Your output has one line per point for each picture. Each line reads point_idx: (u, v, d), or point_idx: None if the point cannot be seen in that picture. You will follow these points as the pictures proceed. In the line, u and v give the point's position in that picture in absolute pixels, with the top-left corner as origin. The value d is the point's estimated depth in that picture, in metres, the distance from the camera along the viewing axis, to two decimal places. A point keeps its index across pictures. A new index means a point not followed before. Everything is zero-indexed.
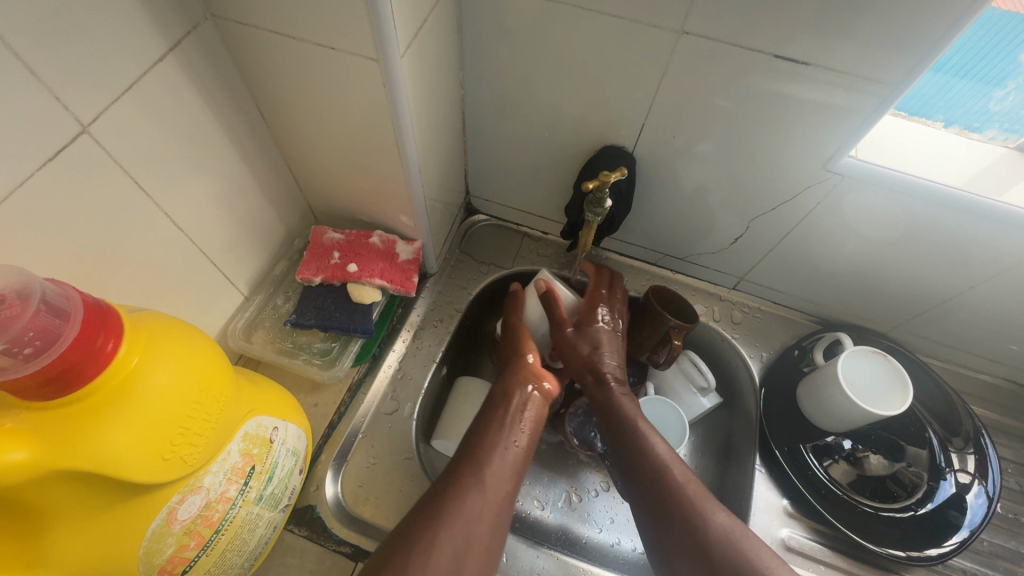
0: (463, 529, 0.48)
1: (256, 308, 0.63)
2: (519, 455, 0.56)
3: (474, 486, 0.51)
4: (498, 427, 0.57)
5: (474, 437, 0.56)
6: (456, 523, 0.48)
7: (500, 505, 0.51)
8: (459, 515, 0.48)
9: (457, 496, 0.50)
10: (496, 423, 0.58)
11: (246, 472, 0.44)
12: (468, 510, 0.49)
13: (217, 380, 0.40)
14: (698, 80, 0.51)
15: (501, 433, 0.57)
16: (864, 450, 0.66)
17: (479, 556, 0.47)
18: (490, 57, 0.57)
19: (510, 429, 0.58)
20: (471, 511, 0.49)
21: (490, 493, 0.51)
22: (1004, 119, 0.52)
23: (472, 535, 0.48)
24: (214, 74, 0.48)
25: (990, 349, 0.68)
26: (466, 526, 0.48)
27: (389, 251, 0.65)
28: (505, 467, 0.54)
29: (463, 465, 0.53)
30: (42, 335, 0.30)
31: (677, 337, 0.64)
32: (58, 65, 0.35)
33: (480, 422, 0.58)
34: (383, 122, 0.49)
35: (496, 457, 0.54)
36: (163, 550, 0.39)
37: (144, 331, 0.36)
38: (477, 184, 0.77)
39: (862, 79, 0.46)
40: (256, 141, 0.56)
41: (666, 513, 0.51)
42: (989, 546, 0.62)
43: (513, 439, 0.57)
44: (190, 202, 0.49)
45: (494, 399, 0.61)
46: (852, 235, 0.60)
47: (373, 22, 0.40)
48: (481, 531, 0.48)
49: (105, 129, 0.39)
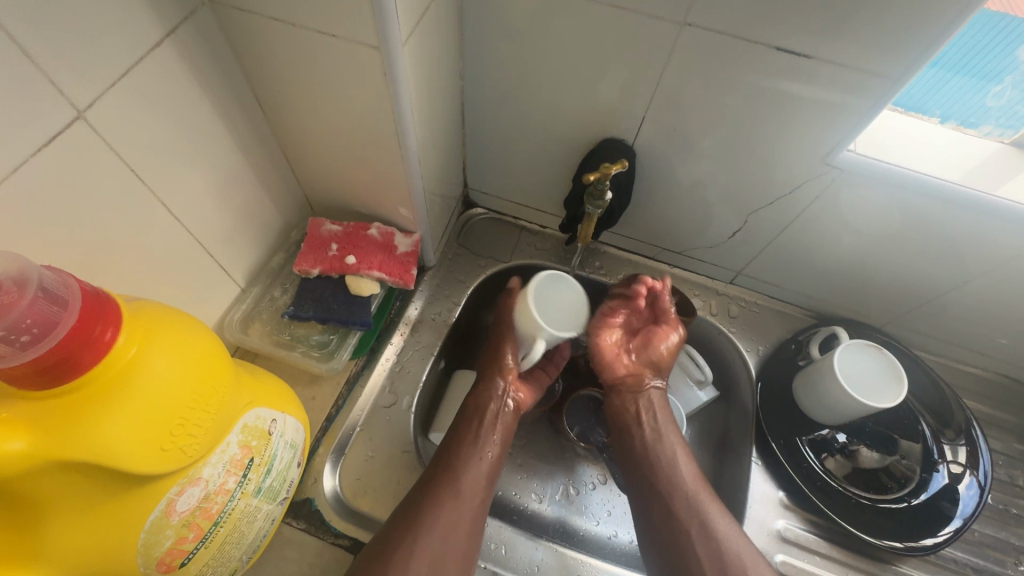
0: (439, 541, 0.50)
1: (253, 299, 0.63)
2: (492, 463, 0.57)
3: (449, 501, 0.52)
4: (471, 437, 0.58)
5: (446, 446, 0.57)
6: (435, 534, 0.50)
7: (474, 512, 0.53)
8: (436, 528, 0.51)
9: (434, 507, 0.52)
10: (472, 434, 0.58)
11: (245, 464, 0.44)
12: (444, 521, 0.51)
13: (216, 370, 0.39)
14: (699, 74, 0.51)
15: (474, 445, 0.57)
16: (856, 443, 0.66)
17: (454, 562, 0.50)
18: (490, 48, 0.57)
19: (482, 440, 0.58)
20: (447, 524, 0.51)
21: (465, 506, 0.53)
22: (1000, 114, 0.53)
23: (448, 545, 0.51)
24: (211, 60, 0.47)
25: (981, 343, 0.69)
26: (444, 537, 0.51)
27: (388, 243, 0.64)
28: (480, 481, 0.55)
29: (438, 476, 0.54)
30: (40, 323, 0.30)
31: (677, 330, 0.65)
32: (54, 50, 0.34)
33: (454, 432, 0.58)
34: (383, 112, 0.49)
35: (472, 466, 0.56)
36: (162, 542, 0.39)
37: (143, 320, 0.35)
38: (475, 176, 0.76)
39: (862, 74, 0.46)
40: (252, 130, 0.55)
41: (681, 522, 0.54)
42: (980, 536, 0.63)
43: (485, 450, 0.57)
44: (186, 191, 0.49)
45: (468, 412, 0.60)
46: (849, 231, 0.60)
47: (374, 8, 0.39)
48: (456, 541, 0.51)
49: (100, 115, 0.38)
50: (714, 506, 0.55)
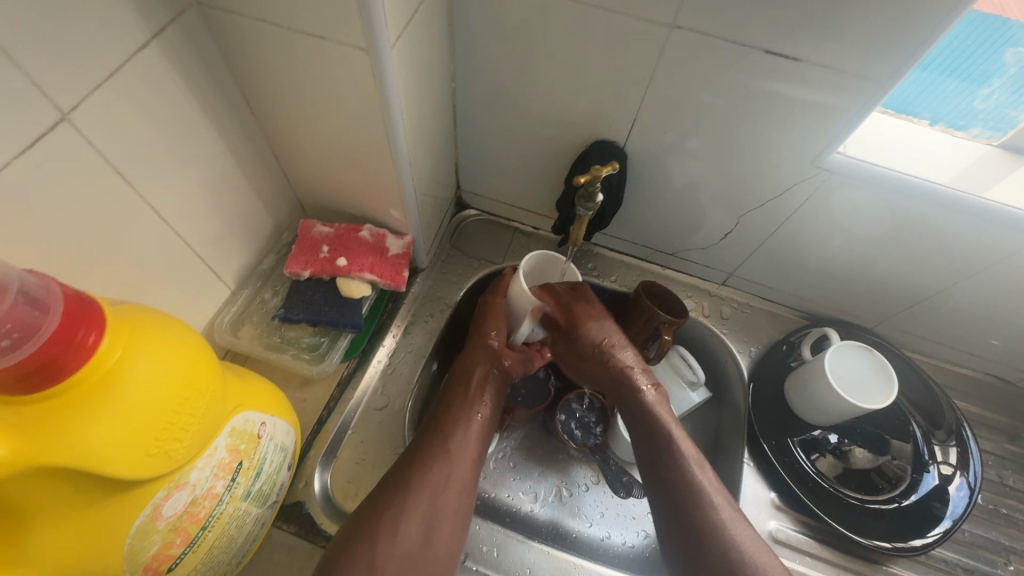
0: (429, 499, 0.51)
1: (243, 302, 0.62)
2: (482, 427, 0.58)
3: (440, 460, 0.53)
4: (459, 403, 0.58)
5: (440, 412, 0.58)
6: (422, 493, 0.51)
7: (466, 472, 0.54)
8: (425, 486, 0.51)
9: (423, 466, 0.52)
10: (459, 398, 0.59)
11: (234, 468, 0.44)
12: (435, 480, 0.52)
13: (203, 374, 0.39)
14: (689, 76, 0.51)
15: (464, 406, 0.58)
16: (849, 444, 0.66)
17: (446, 522, 0.51)
18: (480, 51, 0.57)
19: (471, 403, 0.59)
20: (436, 483, 0.52)
21: (456, 465, 0.53)
22: (988, 117, 0.53)
23: (438, 503, 0.51)
24: (199, 62, 0.47)
25: (972, 343, 0.69)
26: (433, 496, 0.51)
27: (380, 245, 0.64)
28: (469, 442, 0.56)
29: (429, 437, 0.55)
30: (20, 328, 0.29)
31: (667, 332, 0.65)
32: (38, 52, 0.34)
33: (444, 398, 0.60)
34: (373, 114, 0.49)
35: (461, 426, 0.56)
36: (148, 547, 0.39)
37: (128, 324, 0.35)
38: (467, 178, 0.76)
39: (851, 76, 0.46)
40: (242, 132, 0.55)
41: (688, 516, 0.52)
42: (970, 536, 0.64)
43: (475, 412, 0.58)
44: (174, 194, 0.48)
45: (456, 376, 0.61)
46: (840, 232, 0.61)
47: (362, 10, 0.39)
48: (447, 499, 0.52)
49: (85, 117, 0.38)
50: (720, 499, 0.53)
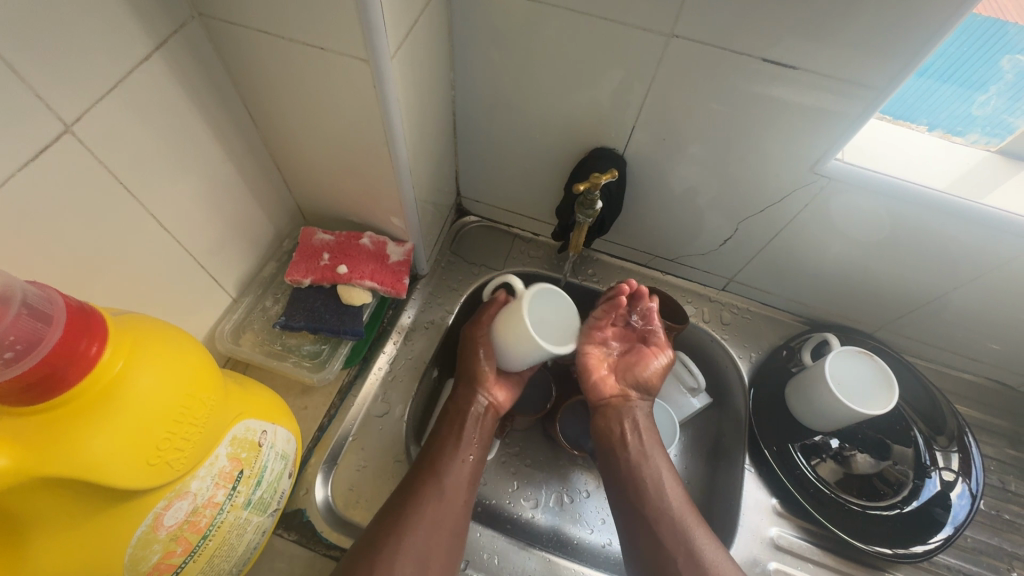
0: (420, 542, 0.51)
1: (244, 310, 0.63)
2: (473, 466, 0.59)
3: (434, 501, 0.54)
4: (451, 442, 0.59)
5: (431, 447, 0.59)
6: (415, 537, 0.51)
7: (458, 509, 0.55)
8: (418, 530, 0.52)
9: (416, 508, 0.53)
10: (452, 436, 0.60)
11: (235, 477, 0.44)
12: (427, 523, 0.53)
13: (204, 384, 0.39)
14: (687, 84, 0.51)
15: (459, 444, 0.59)
16: (850, 449, 0.66)
17: (438, 562, 0.52)
18: (480, 59, 0.57)
19: (463, 444, 0.59)
20: (428, 526, 0.53)
21: (450, 506, 0.55)
22: (986, 123, 0.53)
23: (431, 545, 0.52)
24: (200, 73, 0.47)
25: (972, 348, 0.69)
26: (426, 540, 0.52)
27: (380, 252, 0.65)
28: (461, 482, 0.57)
29: (424, 476, 0.56)
30: (23, 339, 0.30)
31: (668, 339, 0.66)
32: (42, 65, 0.34)
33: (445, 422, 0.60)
34: (373, 124, 0.49)
35: (455, 468, 0.57)
36: (149, 557, 0.39)
37: (129, 334, 0.35)
38: (467, 185, 0.76)
39: (847, 83, 0.46)
40: (243, 141, 0.55)
41: (663, 548, 0.54)
42: (974, 542, 0.63)
43: (468, 452, 0.59)
44: (177, 203, 0.49)
45: (450, 412, 0.62)
46: (840, 238, 0.61)
47: (363, 23, 0.40)
48: (440, 539, 0.53)
49: (89, 128, 0.39)
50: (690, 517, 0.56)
